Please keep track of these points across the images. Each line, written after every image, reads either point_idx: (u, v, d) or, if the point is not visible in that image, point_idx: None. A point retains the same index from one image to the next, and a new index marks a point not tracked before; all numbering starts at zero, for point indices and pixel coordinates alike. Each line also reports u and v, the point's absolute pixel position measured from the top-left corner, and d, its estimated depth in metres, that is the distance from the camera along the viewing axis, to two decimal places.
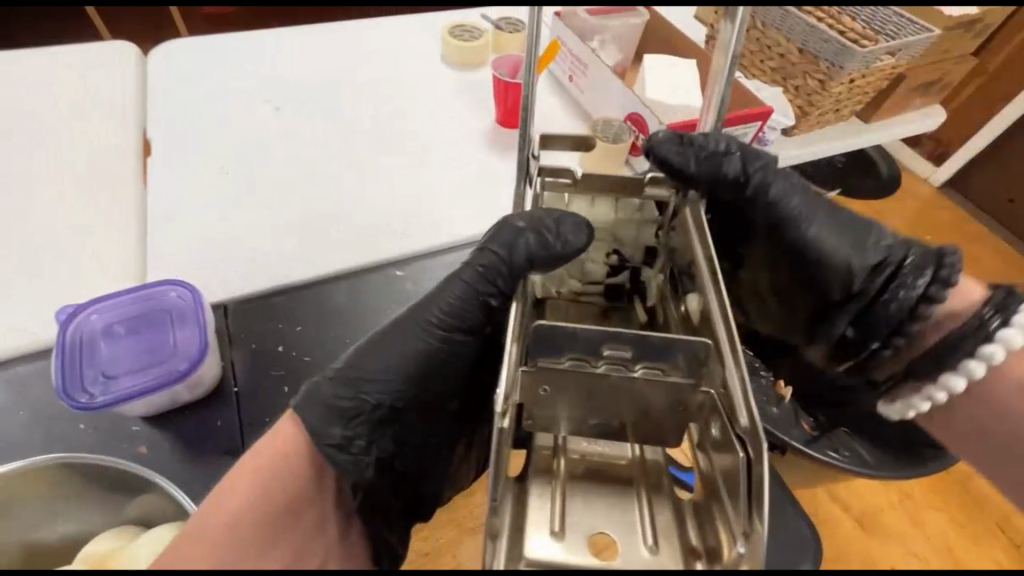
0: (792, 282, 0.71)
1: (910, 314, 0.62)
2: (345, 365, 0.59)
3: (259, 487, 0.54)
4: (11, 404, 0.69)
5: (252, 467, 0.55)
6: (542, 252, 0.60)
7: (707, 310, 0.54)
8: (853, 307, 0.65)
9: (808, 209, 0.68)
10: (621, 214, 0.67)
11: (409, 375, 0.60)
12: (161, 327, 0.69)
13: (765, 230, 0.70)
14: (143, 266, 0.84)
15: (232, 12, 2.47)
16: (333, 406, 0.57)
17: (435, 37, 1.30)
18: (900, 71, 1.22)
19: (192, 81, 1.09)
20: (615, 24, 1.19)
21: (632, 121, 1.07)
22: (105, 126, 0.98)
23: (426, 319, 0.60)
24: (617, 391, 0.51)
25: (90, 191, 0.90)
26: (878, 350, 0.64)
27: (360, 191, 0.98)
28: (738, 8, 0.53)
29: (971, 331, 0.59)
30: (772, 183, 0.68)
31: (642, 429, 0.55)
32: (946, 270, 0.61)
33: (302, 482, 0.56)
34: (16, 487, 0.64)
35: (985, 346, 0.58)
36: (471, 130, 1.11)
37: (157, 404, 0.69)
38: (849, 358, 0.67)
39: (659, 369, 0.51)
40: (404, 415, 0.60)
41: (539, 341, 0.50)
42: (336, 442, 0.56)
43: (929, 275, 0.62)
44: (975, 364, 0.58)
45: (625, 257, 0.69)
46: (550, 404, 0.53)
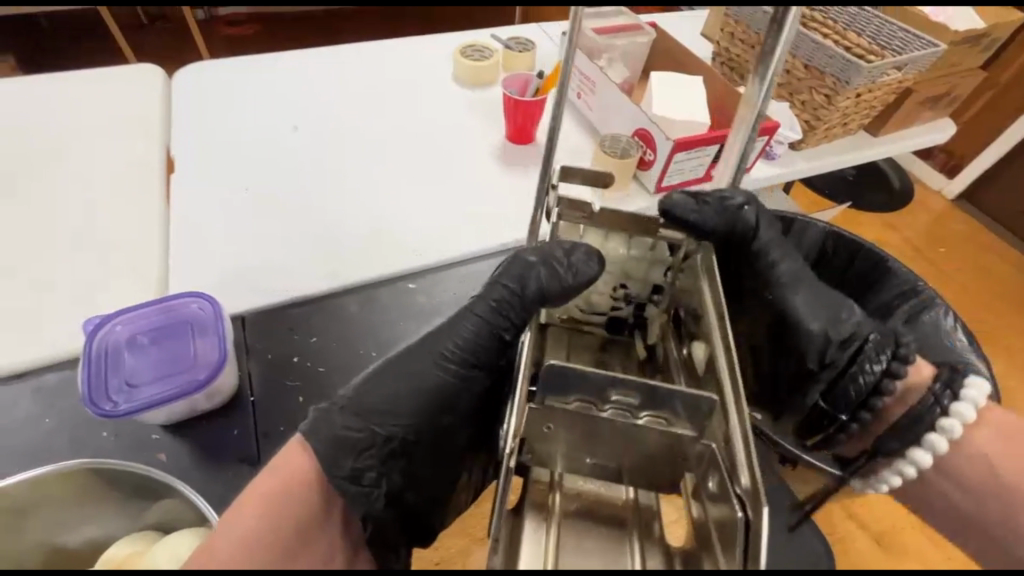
0: (776, 347, 0.74)
1: (875, 390, 0.63)
2: (354, 395, 0.60)
3: (269, 513, 0.55)
4: (39, 412, 0.71)
5: (264, 492, 0.55)
6: (554, 285, 0.62)
7: (714, 359, 0.54)
8: (823, 378, 0.67)
9: (794, 278, 0.71)
10: (634, 252, 0.68)
11: (418, 408, 0.61)
12: (182, 337, 0.71)
13: (760, 291, 0.74)
14: (166, 279, 0.87)
15: (251, 36, 2.57)
16: (342, 438, 0.58)
17: (448, 57, 1.34)
18: (906, 86, 1.22)
19: (215, 101, 1.13)
20: (622, 42, 1.22)
21: (639, 136, 1.09)
22: (132, 145, 1.03)
23: (439, 352, 0.63)
24: (619, 434, 0.51)
25: (116, 208, 0.93)
26: (847, 423, 0.65)
27: (374, 206, 1.01)
28: (769, 68, 0.55)
29: (923, 411, 0.62)
30: (769, 248, 0.72)
31: (638, 473, 0.55)
32: (905, 349, 0.63)
33: (310, 509, 0.57)
34: (47, 490, 0.66)
35: (944, 420, 0.62)
36: (483, 146, 1.14)
37: (177, 412, 0.71)
38: (821, 430, 0.68)
39: (663, 419, 0.51)
40: (414, 450, 0.62)
41: (549, 379, 0.51)
42: (348, 474, 0.58)
43: (888, 353, 0.63)
44: (937, 437, 0.61)
45: (631, 293, 0.71)
46: (550, 440, 0.53)
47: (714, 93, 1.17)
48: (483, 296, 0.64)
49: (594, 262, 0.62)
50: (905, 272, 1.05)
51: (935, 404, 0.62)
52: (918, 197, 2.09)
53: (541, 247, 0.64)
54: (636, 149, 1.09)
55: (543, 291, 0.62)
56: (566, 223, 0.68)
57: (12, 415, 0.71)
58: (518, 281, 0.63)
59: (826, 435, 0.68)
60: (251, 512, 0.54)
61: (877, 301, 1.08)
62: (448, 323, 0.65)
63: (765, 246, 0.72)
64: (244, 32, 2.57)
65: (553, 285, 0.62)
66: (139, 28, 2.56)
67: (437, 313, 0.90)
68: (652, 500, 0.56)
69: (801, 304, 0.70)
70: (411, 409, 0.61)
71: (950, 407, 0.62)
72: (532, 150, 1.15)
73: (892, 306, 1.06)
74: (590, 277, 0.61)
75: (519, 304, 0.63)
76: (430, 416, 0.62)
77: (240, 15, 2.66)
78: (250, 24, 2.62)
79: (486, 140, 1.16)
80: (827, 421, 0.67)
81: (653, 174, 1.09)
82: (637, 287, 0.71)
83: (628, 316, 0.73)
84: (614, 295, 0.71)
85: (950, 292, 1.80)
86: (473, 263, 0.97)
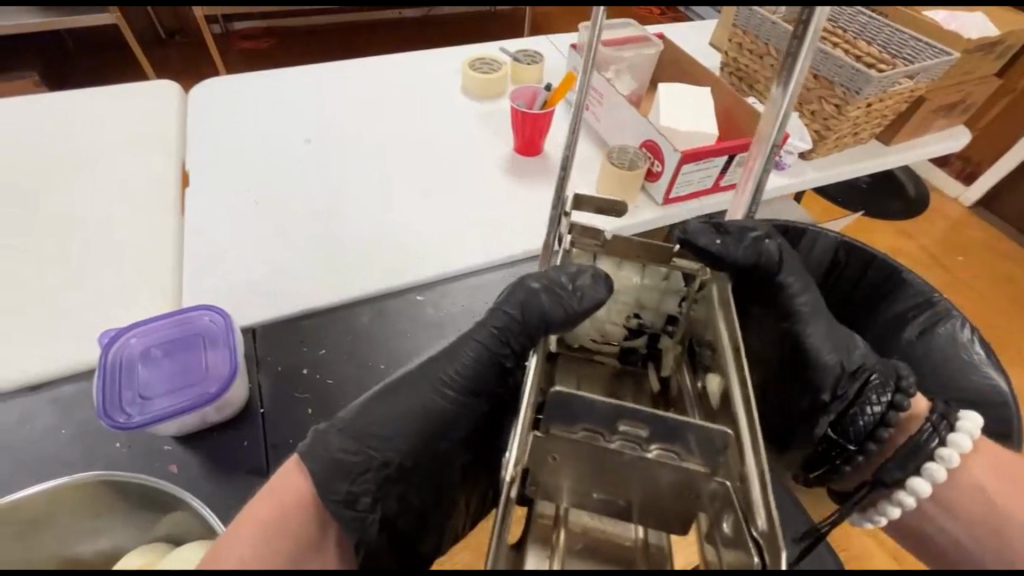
0: (793, 379, 0.74)
1: (881, 422, 0.62)
2: (353, 417, 0.60)
3: (266, 534, 0.55)
4: (55, 422, 0.73)
5: (262, 513, 0.56)
6: (557, 310, 0.63)
7: (726, 392, 0.56)
8: (832, 409, 0.66)
9: (813, 312, 0.72)
10: (647, 281, 0.69)
11: (415, 432, 0.61)
12: (194, 350, 0.72)
13: (778, 322, 0.75)
14: (180, 292, 0.89)
15: (266, 49, 2.63)
16: (339, 461, 0.58)
17: (457, 69, 1.36)
18: (918, 94, 1.20)
19: (229, 116, 1.16)
20: (629, 54, 1.23)
21: (647, 148, 1.09)
22: (149, 160, 1.05)
23: (439, 377, 0.63)
24: (629, 469, 0.51)
25: (133, 222, 0.95)
26: (854, 454, 0.63)
27: (384, 218, 1.02)
28: (784, 94, 0.56)
29: (922, 441, 0.61)
30: (787, 280, 0.73)
31: (648, 513, 0.55)
32: (906, 381, 0.62)
33: (308, 530, 0.57)
34: (55, 504, 0.65)
35: (941, 449, 0.61)
36: (491, 158, 1.15)
37: (188, 425, 0.72)
38: (826, 462, 0.66)
39: (674, 452, 0.52)
40: (411, 475, 0.62)
41: (556, 407, 0.52)
42: (342, 498, 0.58)
43: (891, 391, 0.62)
44: (936, 466, 0.60)
45: (644, 322, 0.72)
46: (556, 473, 0.53)
47: (723, 103, 1.17)
48: (485, 323, 0.65)
49: (599, 288, 0.63)
50: (920, 283, 1.04)
51: (932, 434, 0.62)
52: (935, 205, 2.05)
53: (546, 274, 0.65)
54: (644, 160, 1.09)
55: (546, 317, 0.63)
56: (580, 249, 0.69)
57: (29, 426, 0.73)
58: (522, 307, 0.64)
59: (833, 468, 0.66)
60: (246, 533, 0.55)
61: (892, 312, 1.06)
62: (449, 347, 0.66)
63: (787, 280, 0.74)
64: (259, 46, 2.64)
65: (558, 312, 0.62)
66: (159, 43, 2.63)
67: (445, 325, 0.91)
68: (662, 541, 0.56)
69: (814, 337, 0.71)
70: (410, 434, 0.61)
71: (947, 437, 0.61)
72: (540, 162, 1.16)
73: (906, 317, 1.05)
74: (595, 302, 0.62)
75: (523, 332, 0.64)
76: (428, 441, 0.62)
77: (256, 30, 2.73)
78: (265, 38, 2.68)
79: (495, 152, 1.17)
80: (834, 454, 0.65)
81: (661, 186, 1.09)
82: (650, 316, 0.71)
83: (641, 346, 0.74)
84: (627, 323, 0.72)
85: (969, 300, 1.76)
86: (481, 275, 0.97)
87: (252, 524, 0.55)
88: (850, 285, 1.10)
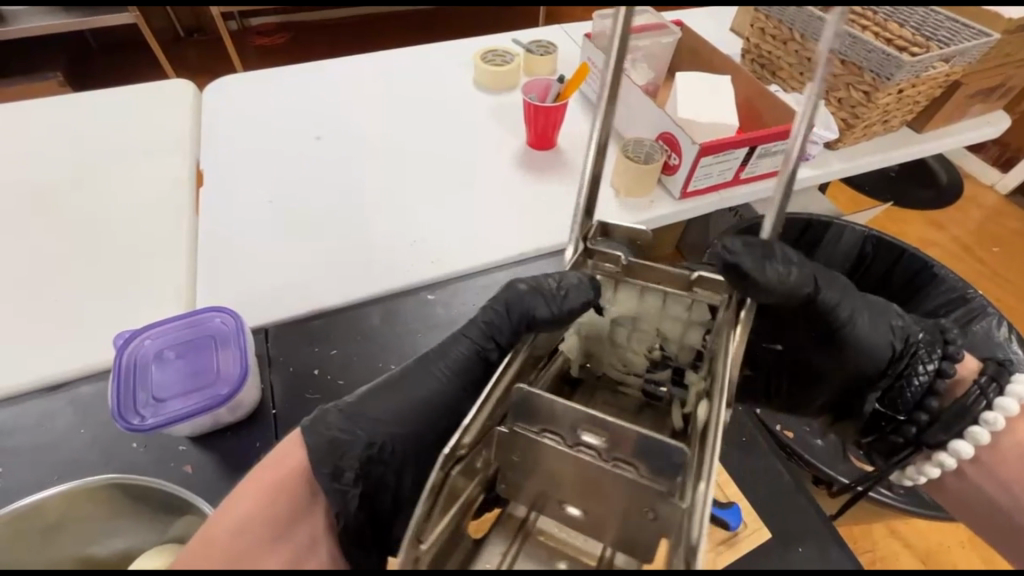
0: (832, 367, 0.73)
1: (929, 391, 0.67)
2: (354, 400, 0.61)
3: (256, 501, 0.57)
4: (75, 422, 0.74)
5: (256, 483, 0.59)
6: (540, 300, 0.60)
7: (706, 423, 0.49)
8: (880, 385, 0.70)
9: (853, 315, 0.68)
10: (670, 310, 0.62)
11: (405, 419, 0.60)
12: (206, 352, 0.72)
13: (811, 327, 0.71)
14: (194, 292, 0.89)
15: (282, 44, 2.64)
16: (333, 439, 0.58)
17: (469, 62, 1.34)
18: (954, 79, 1.14)
19: (241, 114, 1.16)
20: (646, 43, 1.19)
21: (664, 140, 1.06)
22: (163, 160, 1.06)
23: (430, 369, 0.63)
24: (592, 480, 0.47)
25: (146, 222, 0.96)
26: (904, 424, 0.69)
27: (393, 215, 1.01)
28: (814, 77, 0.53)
29: (969, 404, 0.66)
30: (826, 292, 0.67)
31: (619, 529, 0.49)
32: (953, 348, 0.67)
33: (298, 497, 0.59)
34: (74, 504, 0.66)
35: (987, 413, 0.65)
36: (503, 152, 1.13)
37: (202, 425, 0.72)
38: (875, 430, 0.72)
39: (633, 466, 0.46)
40: (397, 463, 0.60)
41: (519, 405, 0.49)
42: (329, 472, 0.57)
43: (940, 354, 0.68)
44: (980, 429, 0.65)
45: (669, 354, 0.64)
46: (526, 470, 0.50)
47: (745, 92, 1.12)
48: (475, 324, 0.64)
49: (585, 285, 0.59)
50: (953, 279, 0.99)
51: (979, 397, 0.66)
52: (970, 193, 1.96)
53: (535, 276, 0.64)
54: (660, 153, 1.06)
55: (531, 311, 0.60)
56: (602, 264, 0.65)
57: (50, 424, 0.74)
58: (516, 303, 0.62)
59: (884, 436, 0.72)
60: (238, 504, 0.57)
61: (924, 308, 1.02)
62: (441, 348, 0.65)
63: (827, 295, 0.67)
64: (275, 42, 2.64)
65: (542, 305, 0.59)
66: (178, 41, 2.66)
67: (455, 324, 0.90)
68: (633, 567, 0.49)
69: (861, 328, 0.69)
70: (400, 422, 0.60)
71: (993, 400, 0.66)
72: (554, 156, 1.13)
73: (937, 314, 1.00)
74: (582, 299, 0.58)
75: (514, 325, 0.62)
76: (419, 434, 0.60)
77: (270, 26, 2.73)
78: (280, 33, 2.68)
79: (507, 146, 1.14)
80: (885, 422, 0.71)
81: (678, 179, 1.05)
82: (674, 347, 0.63)
83: None
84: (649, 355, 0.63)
85: (1005, 293, 1.68)
86: (492, 274, 0.96)
87: (246, 496, 0.58)
88: (880, 274, 1.06)
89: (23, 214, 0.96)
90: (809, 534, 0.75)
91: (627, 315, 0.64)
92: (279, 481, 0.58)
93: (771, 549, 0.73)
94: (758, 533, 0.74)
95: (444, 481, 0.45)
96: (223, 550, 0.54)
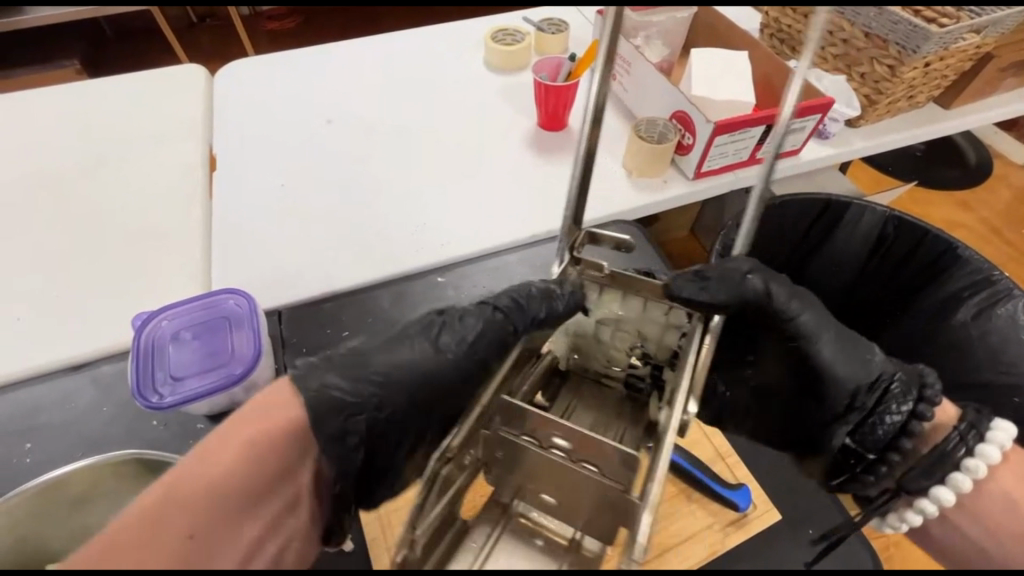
0: (807, 392, 0.68)
1: (903, 431, 0.60)
2: (358, 352, 0.59)
3: (242, 460, 0.52)
4: (98, 401, 0.77)
5: (240, 438, 0.52)
6: (543, 297, 0.60)
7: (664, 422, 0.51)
8: (850, 420, 0.63)
9: (818, 326, 0.65)
10: (649, 314, 0.60)
11: (402, 383, 0.58)
12: (220, 332, 0.74)
13: (774, 333, 0.69)
14: (209, 276, 0.91)
15: (293, 28, 2.64)
16: (327, 394, 0.55)
17: (479, 43, 1.32)
18: (985, 51, 1.09)
19: (253, 98, 1.16)
20: (660, 18, 1.15)
21: (677, 119, 1.04)
22: (177, 145, 1.07)
23: (435, 339, 0.61)
24: (562, 477, 0.50)
25: (162, 206, 0.98)
26: (873, 464, 0.61)
27: (403, 197, 1.01)
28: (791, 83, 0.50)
29: (947, 450, 0.58)
30: (794, 307, 0.65)
31: (589, 517, 0.52)
32: (931, 391, 0.60)
33: (287, 457, 0.54)
34: (99, 478, 0.69)
35: (969, 459, 0.57)
36: (513, 133, 1.12)
37: (219, 404, 0.74)
38: (845, 470, 0.64)
39: (595, 465, 0.49)
40: (386, 428, 0.59)
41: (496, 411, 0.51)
42: (331, 432, 0.55)
43: (915, 398, 0.60)
44: (963, 477, 0.57)
45: (648, 354, 0.62)
46: (510, 468, 0.53)
47: (763, 68, 1.09)
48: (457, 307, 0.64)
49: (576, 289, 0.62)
50: (979, 260, 0.95)
51: (958, 443, 0.58)
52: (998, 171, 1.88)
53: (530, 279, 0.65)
54: (674, 133, 1.03)
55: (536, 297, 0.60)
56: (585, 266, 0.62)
57: (76, 403, 0.77)
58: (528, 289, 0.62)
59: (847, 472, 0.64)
60: (222, 451, 0.52)
61: (946, 291, 0.98)
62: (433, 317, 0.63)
63: (789, 305, 0.65)
64: (286, 26, 2.62)
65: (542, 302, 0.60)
66: (190, 27, 2.66)
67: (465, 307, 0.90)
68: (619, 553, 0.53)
69: (826, 355, 0.64)
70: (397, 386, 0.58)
71: (974, 447, 0.58)
72: (565, 137, 1.11)
73: (961, 297, 0.97)
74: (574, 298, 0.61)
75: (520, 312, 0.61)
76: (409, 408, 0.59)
77: (281, 10, 2.71)
78: (291, 17, 2.66)
79: (517, 127, 1.13)
80: (855, 461, 0.63)
81: (692, 159, 1.03)
82: (654, 346, 0.61)
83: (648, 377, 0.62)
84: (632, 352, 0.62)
85: None
86: (501, 257, 0.95)
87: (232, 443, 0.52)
88: (901, 257, 1.03)
89: (44, 199, 0.98)
90: (813, 516, 0.74)
91: (606, 314, 0.62)
92: (267, 441, 0.52)
93: (778, 530, 0.72)
94: (767, 515, 0.72)
95: (436, 476, 0.45)
96: (200, 508, 0.49)
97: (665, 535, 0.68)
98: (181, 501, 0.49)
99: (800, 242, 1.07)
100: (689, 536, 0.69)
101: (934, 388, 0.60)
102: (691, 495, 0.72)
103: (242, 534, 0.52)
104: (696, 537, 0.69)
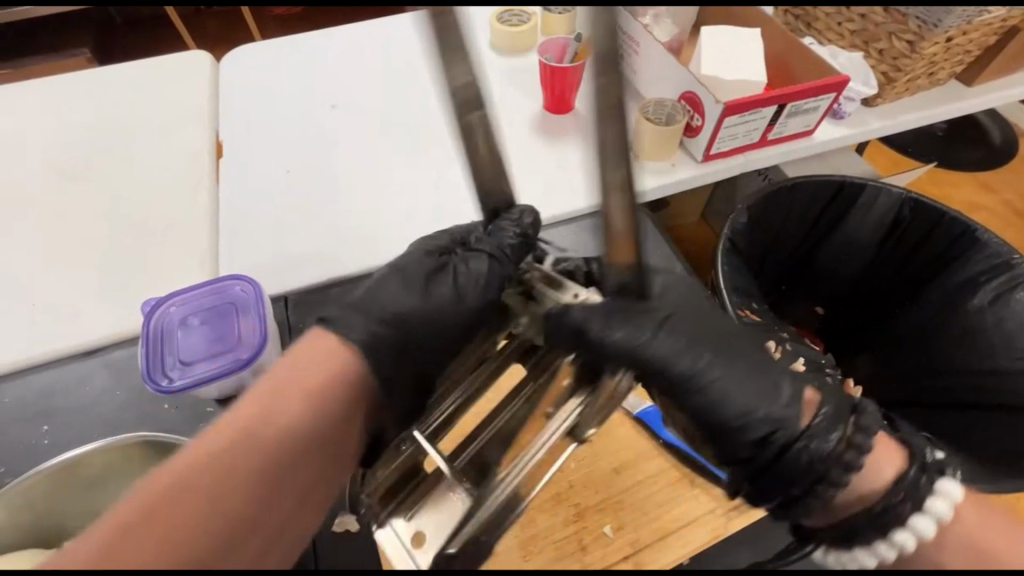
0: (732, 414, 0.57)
1: (829, 478, 0.53)
2: (380, 302, 0.62)
3: (309, 414, 0.55)
4: (112, 385, 0.79)
5: (298, 392, 0.55)
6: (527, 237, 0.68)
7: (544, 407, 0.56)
8: (758, 468, 0.55)
9: (701, 366, 0.56)
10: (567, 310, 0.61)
11: (432, 324, 0.63)
12: (227, 317, 0.75)
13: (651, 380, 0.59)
14: (216, 262, 0.92)
15: (299, 12, 2.61)
16: (369, 341, 0.60)
17: (484, 24, 1.29)
18: (1012, 24, 1.04)
19: (258, 84, 1.16)
20: None
21: (686, 100, 1.01)
22: (184, 132, 1.08)
23: (450, 289, 0.64)
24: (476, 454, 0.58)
25: (169, 193, 0.98)
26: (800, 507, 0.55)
27: (407, 182, 1.00)
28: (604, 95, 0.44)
29: (894, 501, 0.52)
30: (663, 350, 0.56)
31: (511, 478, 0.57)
32: (865, 420, 0.54)
33: (337, 409, 0.56)
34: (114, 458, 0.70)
35: (917, 517, 0.52)
36: (518, 117, 1.10)
37: (227, 388, 0.75)
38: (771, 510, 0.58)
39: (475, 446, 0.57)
40: (406, 368, 0.61)
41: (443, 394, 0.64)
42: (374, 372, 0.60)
43: (841, 433, 0.53)
44: (906, 534, 0.52)
45: None
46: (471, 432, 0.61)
47: (775, 46, 1.06)
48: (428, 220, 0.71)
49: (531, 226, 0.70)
50: (998, 243, 0.93)
51: (903, 498, 0.52)
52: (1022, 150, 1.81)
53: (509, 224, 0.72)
54: (683, 114, 1.02)
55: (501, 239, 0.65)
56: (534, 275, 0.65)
57: (90, 387, 0.79)
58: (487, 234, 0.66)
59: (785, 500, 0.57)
60: (283, 409, 0.54)
61: (961, 276, 0.96)
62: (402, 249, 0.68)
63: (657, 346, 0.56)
64: (292, 10, 2.58)
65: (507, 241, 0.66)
66: (196, 13, 2.65)
67: None
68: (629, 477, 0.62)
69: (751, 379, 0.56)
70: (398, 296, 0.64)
71: (923, 501, 0.52)
72: (572, 119, 1.10)
73: (978, 282, 0.94)
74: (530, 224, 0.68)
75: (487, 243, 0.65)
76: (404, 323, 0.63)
77: None
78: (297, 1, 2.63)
79: (523, 110, 1.11)
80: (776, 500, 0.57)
81: (700, 142, 1.01)
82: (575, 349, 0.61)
83: None
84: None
85: None
86: None
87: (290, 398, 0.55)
88: (915, 244, 1.01)
89: (55, 186, 1.00)
90: None
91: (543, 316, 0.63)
92: (321, 392, 0.55)
93: None
94: None
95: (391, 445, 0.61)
96: (271, 458, 0.52)
97: (666, 521, 0.64)
98: (254, 450, 0.52)
99: (812, 227, 1.05)
100: (690, 521, 0.64)
101: (869, 418, 0.54)
102: (693, 479, 0.67)
103: (303, 481, 0.55)
104: (697, 522, 0.64)
